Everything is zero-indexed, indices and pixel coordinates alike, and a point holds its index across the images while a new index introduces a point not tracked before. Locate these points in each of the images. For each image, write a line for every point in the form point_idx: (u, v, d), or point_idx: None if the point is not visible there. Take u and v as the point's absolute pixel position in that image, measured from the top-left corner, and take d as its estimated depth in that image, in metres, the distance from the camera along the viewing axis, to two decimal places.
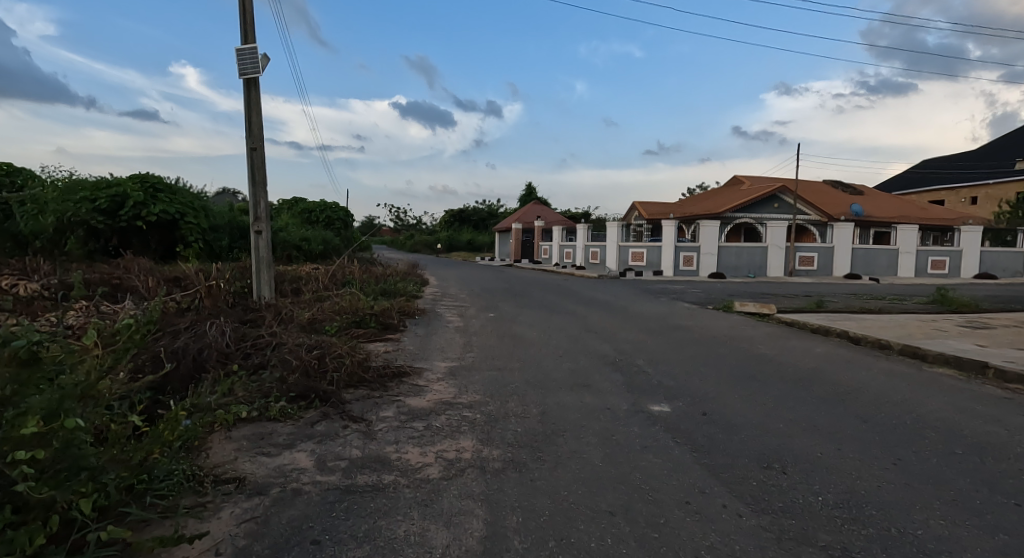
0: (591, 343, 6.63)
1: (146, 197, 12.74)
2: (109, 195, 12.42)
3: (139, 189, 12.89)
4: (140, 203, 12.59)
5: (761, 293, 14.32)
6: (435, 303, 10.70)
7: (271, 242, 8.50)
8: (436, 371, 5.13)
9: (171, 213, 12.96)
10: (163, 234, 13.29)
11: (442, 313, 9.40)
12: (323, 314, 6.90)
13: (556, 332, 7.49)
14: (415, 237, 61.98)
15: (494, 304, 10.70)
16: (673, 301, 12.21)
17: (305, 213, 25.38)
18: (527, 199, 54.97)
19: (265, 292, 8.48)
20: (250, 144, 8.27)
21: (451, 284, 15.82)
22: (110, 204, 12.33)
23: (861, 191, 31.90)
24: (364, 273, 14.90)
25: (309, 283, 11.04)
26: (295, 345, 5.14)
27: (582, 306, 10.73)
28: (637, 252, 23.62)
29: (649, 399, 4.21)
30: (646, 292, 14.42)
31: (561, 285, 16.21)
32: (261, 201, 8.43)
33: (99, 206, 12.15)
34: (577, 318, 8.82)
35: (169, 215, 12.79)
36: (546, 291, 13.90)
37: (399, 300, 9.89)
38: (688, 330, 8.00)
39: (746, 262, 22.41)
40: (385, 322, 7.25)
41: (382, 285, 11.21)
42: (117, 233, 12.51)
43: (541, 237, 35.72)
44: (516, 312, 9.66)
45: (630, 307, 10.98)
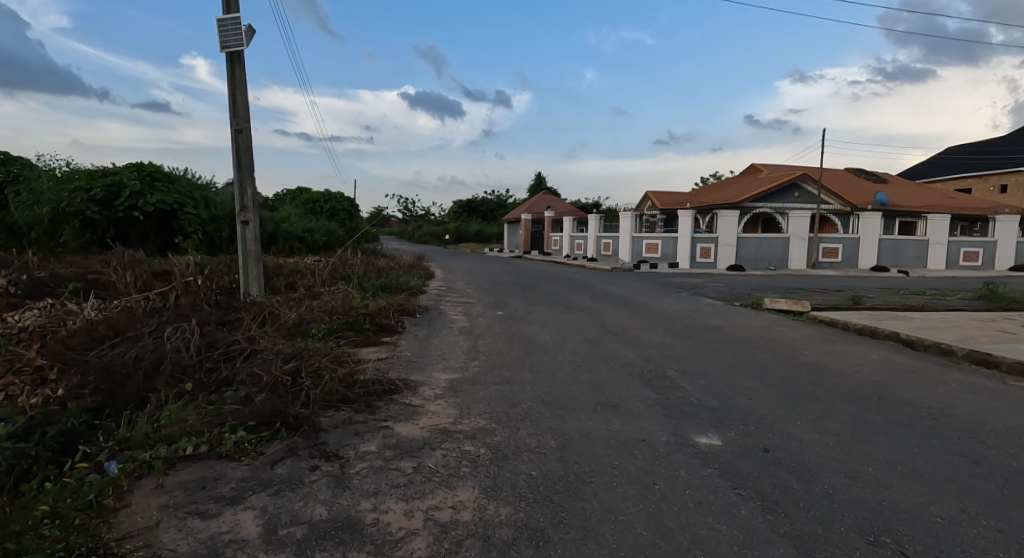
0: (612, 348, 5.87)
1: (144, 185, 12.10)
2: (105, 184, 11.76)
3: (136, 177, 12.23)
4: (137, 192, 11.84)
5: (787, 287, 13.42)
6: (439, 300, 9.95)
7: (259, 234, 7.79)
8: (433, 386, 4.38)
9: (171, 203, 12.19)
10: (162, 225, 12.50)
11: (446, 311, 8.65)
12: (311, 315, 6.19)
13: (571, 333, 6.72)
14: (423, 228, 61.31)
15: (503, 301, 9.93)
16: (695, 297, 11.37)
17: (309, 204, 24.70)
18: (536, 189, 53.96)
19: (254, 289, 7.80)
20: (234, 126, 7.53)
21: (457, 278, 15.04)
22: (107, 193, 11.68)
23: (885, 180, 30.69)
24: (367, 266, 14.16)
25: (304, 278, 10.32)
26: (270, 355, 4.39)
27: (598, 302, 9.93)
28: (652, 243, 22.71)
29: (691, 427, 3.44)
30: (664, 286, 13.60)
31: (574, 278, 15.40)
32: (247, 188, 7.70)
33: (95, 196, 11.47)
34: (594, 317, 8.04)
35: (168, 205, 12.08)
36: (558, 285, 13.09)
37: (400, 297, 9.16)
38: (718, 331, 7.20)
39: (766, 254, 21.47)
40: (380, 323, 6.51)
41: (383, 281, 10.47)
42: (113, 224, 11.85)
43: (551, 228, 34.84)
44: (527, 309, 8.89)
45: (650, 303, 10.17)
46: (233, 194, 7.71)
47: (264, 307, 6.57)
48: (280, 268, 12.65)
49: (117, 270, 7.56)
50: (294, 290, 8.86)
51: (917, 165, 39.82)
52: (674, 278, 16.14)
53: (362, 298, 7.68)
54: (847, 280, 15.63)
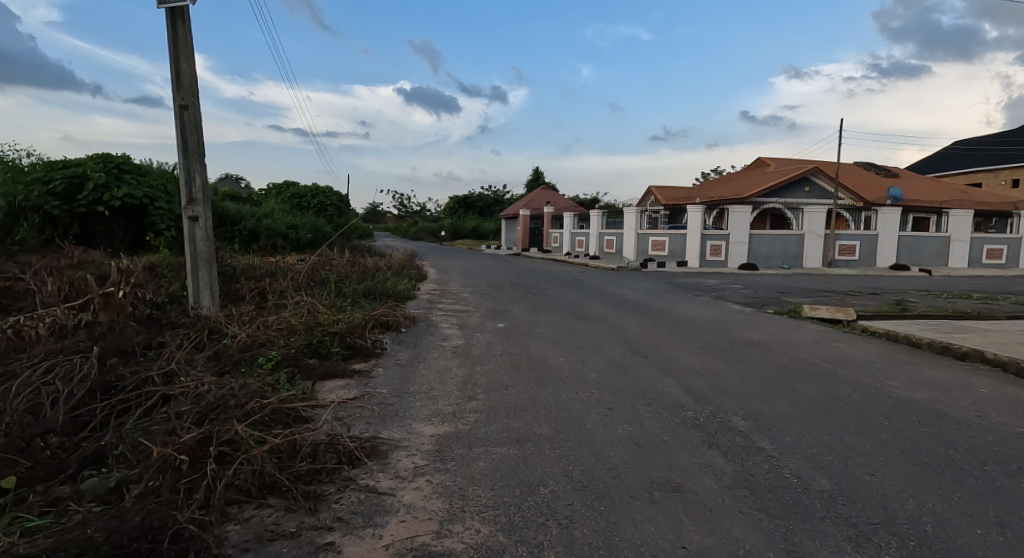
0: (647, 377, 4.61)
1: (110, 177, 10.74)
2: (65, 175, 10.32)
3: (101, 169, 10.82)
4: (102, 185, 10.45)
5: (815, 289, 12.16)
6: (429, 309, 8.62)
7: (210, 233, 6.56)
8: (413, 450, 3.10)
9: (140, 197, 10.76)
10: (131, 220, 11.06)
11: (437, 324, 7.34)
12: (265, 337, 4.91)
13: (590, 355, 5.44)
14: (418, 225, 59.88)
15: (503, 309, 8.63)
16: (719, 302, 10.09)
17: (295, 199, 23.32)
18: (533, 184, 52.57)
19: (204, 301, 6.55)
20: (178, 100, 6.21)
21: (452, 280, 13.70)
22: (68, 186, 10.25)
23: (897, 173, 29.45)
24: (352, 267, 12.80)
25: (274, 282, 9.02)
26: (180, 409, 3.12)
27: (612, 310, 8.64)
28: (658, 240, 21.46)
29: (817, 547, 2.17)
30: (679, 288, 12.33)
31: (579, 280, 14.11)
32: (195, 178, 6.39)
33: (54, 189, 10.05)
34: (612, 331, 6.78)
35: (138, 200, 10.69)
36: (564, 288, 11.78)
37: (381, 306, 7.88)
38: (766, 350, 5.93)
39: (779, 252, 20.14)
40: (353, 344, 5.23)
41: (366, 286, 9.17)
42: (78, 220, 10.43)
43: (550, 224, 33.53)
44: (532, 320, 7.59)
45: (671, 310, 8.89)
46: (179, 183, 6.41)
47: (209, 324, 5.28)
48: (254, 270, 11.33)
49: (37, 276, 6.24)
50: (257, 298, 7.61)
51: (927, 159, 38.56)
52: (686, 278, 14.87)
53: (334, 309, 6.40)
54: (874, 281, 14.38)
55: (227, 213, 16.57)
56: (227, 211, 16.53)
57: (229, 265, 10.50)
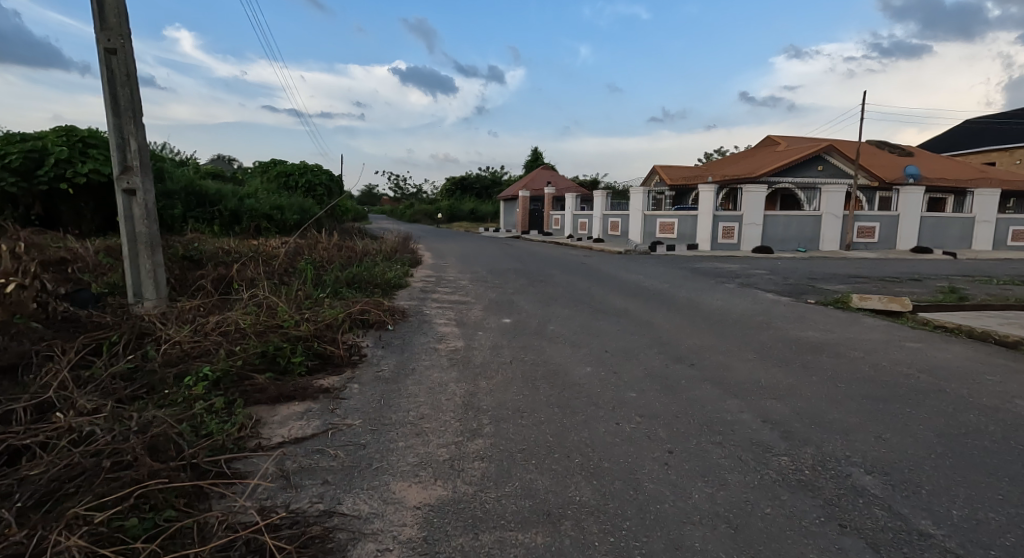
0: (704, 398, 3.50)
1: (74, 152, 9.31)
2: (22, 149, 8.81)
3: (64, 142, 9.36)
4: (65, 160, 9.06)
5: (848, 274, 11.02)
6: (422, 300, 7.48)
7: (151, 210, 5.55)
8: (387, 542, 2.00)
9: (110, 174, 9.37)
10: (99, 199, 9.71)
11: (430, 320, 6.21)
12: (205, 345, 3.85)
13: (622, 364, 4.33)
14: (414, 207, 58.54)
15: (508, 301, 7.50)
16: (747, 291, 8.97)
17: (282, 177, 22.10)
18: (532, 166, 51.14)
19: (149, 295, 5.58)
20: (103, 42, 5.20)
21: (449, 266, 12.53)
22: (26, 161, 8.75)
23: (913, 151, 28.14)
24: (338, 251, 11.62)
25: (243, 269, 7.90)
26: (25, 477, 2.06)
27: (632, 302, 7.53)
28: (666, 222, 20.32)
29: None
30: (699, 275, 11.21)
31: (586, 265, 12.99)
32: (130, 141, 5.38)
33: (9, 163, 8.54)
34: (637, 329, 5.69)
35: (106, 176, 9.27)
36: (572, 275, 10.64)
37: (364, 299, 6.81)
38: (833, 352, 4.79)
39: (794, 234, 19.02)
40: (321, 351, 4.13)
41: (350, 274, 8.05)
42: (39, 199, 9.02)
43: (551, 206, 32.31)
44: (541, 315, 6.48)
45: (699, 302, 7.76)
46: (110, 150, 5.38)
47: (138, 325, 4.21)
48: (225, 254, 10.17)
49: None
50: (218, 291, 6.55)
51: (941, 135, 37.16)
52: (702, 264, 13.74)
53: (304, 307, 5.29)
54: (905, 265, 13.24)
55: (206, 192, 15.33)
56: (206, 190, 15.28)
57: (197, 248, 9.36)
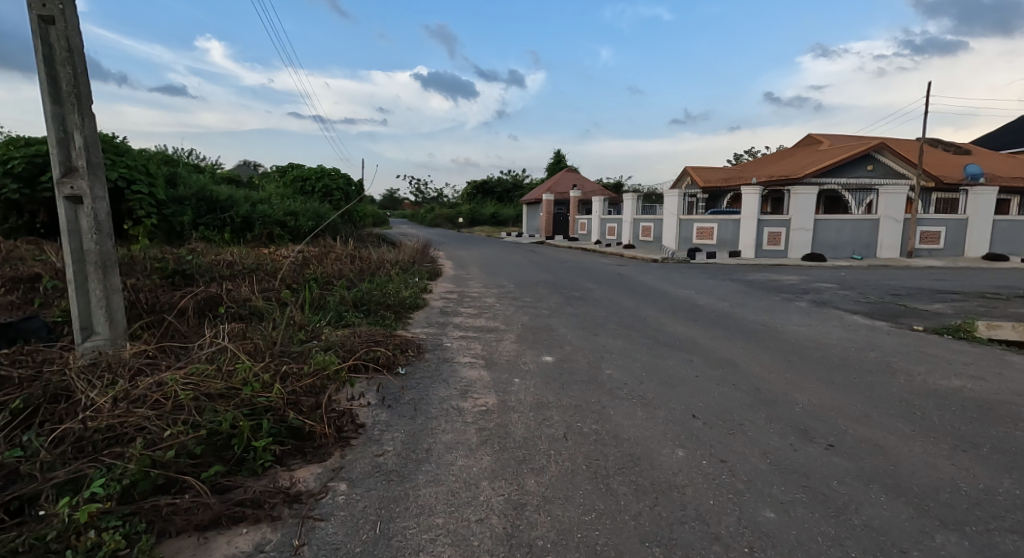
0: (894, 528, 2.17)
1: None
2: (27, 153, 7.64)
3: None
4: None
5: (936, 289, 9.46)
6: (442, 328, 6.25)
7: (102, 222, 4.43)
8: None
9: None
10: None
11: (452, 358, 4.96)
12: (129, 424, 2.67)
13: (726, 442, 3.02)
14: (435, 212, 57.70)
15: (545, 329, 6.20)
16: (826, 312, 7.54)
17: (298, 182, 21.20)
18: (555, 168, 49.88)
19: (99, 329, 4.45)
20: (36, 8, 4.09)
21: (472, 278, 11.32)
22: (30, 167, 7.59)
23: (969, 149, 26.05)
24: (349, 262, 10.50)
25: (233, 288, 6.85)
26: None
27: (695, 330, 6.18)
28: (704, 227, 18.84)
29: None
30: (757, 289, 9.79)
31: (624, 277, 11.67)
32: (74, 136, 4.27)
33: (12, 169, 7.41)
34: (720, 374, 4.36)
35: None
36: (612, 290, 9.33)
37: (366, 329, 5.62)
38: (1018, 419, 3.38)
39: (848, 239, 17.36)
40: (297, 427, 2.93)
41: (357, 294, 6.89)
42: (46, 206, 7.82)
43: (577, 210, 30.98)
44: (591, 350, 5.19)
45: (777, 328, 6.37)
46: (48, 147, 4.25)
47: (50, 386, 3.06)
48: (225, 267, 9.12)
49: None
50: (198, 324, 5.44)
51: (995, 130, 34.74)
52: (754, 274, 12.27)
53: (289, 350, 4.09)
54: (990, 276, 11.58)
55: (218, 198, 14.33)
56: (217, 195, 14.20)
57: (192, 261, 8.29)
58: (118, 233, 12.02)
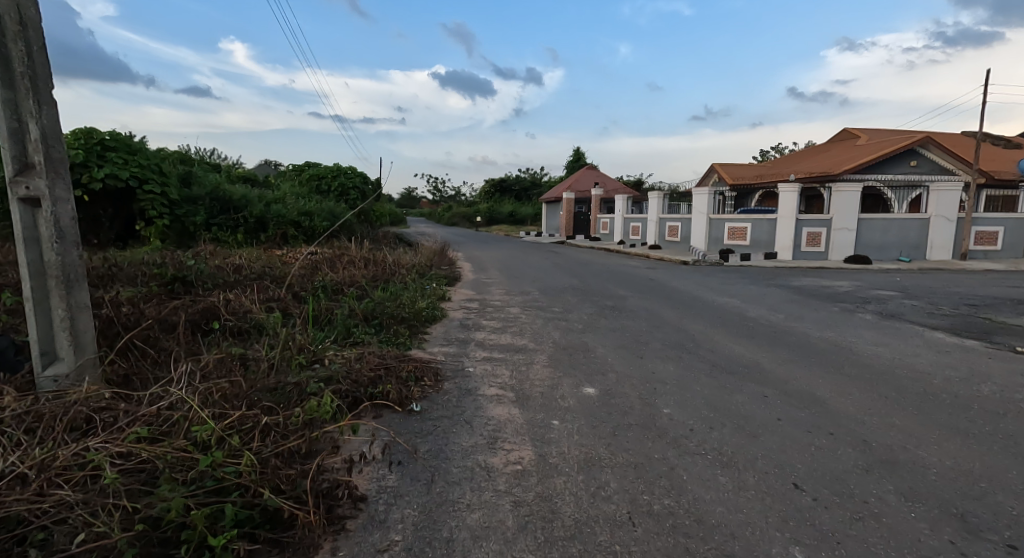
0: None
1: None
2: None
3: None
4: None
5: (1014, 298, 8.45)
6: (463, 347, 5.51)
7: (64, 229, 3.74)
8: None
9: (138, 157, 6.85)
10: None
11: (476, 389, 4.20)
12: (37, 516, 1.94)
13: (858, 533, 2.22)
14: (452, 210, 57.15)
15: (581, 349, 5.42)
16: (899, 326, 6.64)
17: (314, 181, 20.66)
18: (574, 166, 48.94)
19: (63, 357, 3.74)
20: None
21: (494, 284, 10.59)
22: None
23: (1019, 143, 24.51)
24: (363, 266, 9.83)
25: (233, 300, 6.19)
26: None
27: (755, 351, 5.33)
28: (737, 227, 17.83)
29: None
30: (810, 298, 8.88)
31: (657, 283, 10.83)
32: (29, 126, 3.58)
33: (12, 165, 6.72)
34: (806, 415, 3.54)
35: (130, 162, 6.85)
36: (648, 299, 8.51)
37: (373, 350, 4.91)
38: None
39: (895, 240, 16.25)
40: (273, 512, 2.19)
41: (368, 306, 6.20)
42: None
43: (599, 208, 30.06)
44: (639, 379, 4.41)
45: (850, 348, 5.51)
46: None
47: None
48: (231, 272, 8.52)
49: None
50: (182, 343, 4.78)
51: None
52: (799, 280, 11.33)
53: (278, 393, 3.38)
54: None
55: (231, 197, 13.77)
56: (230, 195, 13.64)
57: (195, 266, 7.69)
58: (129, 234, 11.54)
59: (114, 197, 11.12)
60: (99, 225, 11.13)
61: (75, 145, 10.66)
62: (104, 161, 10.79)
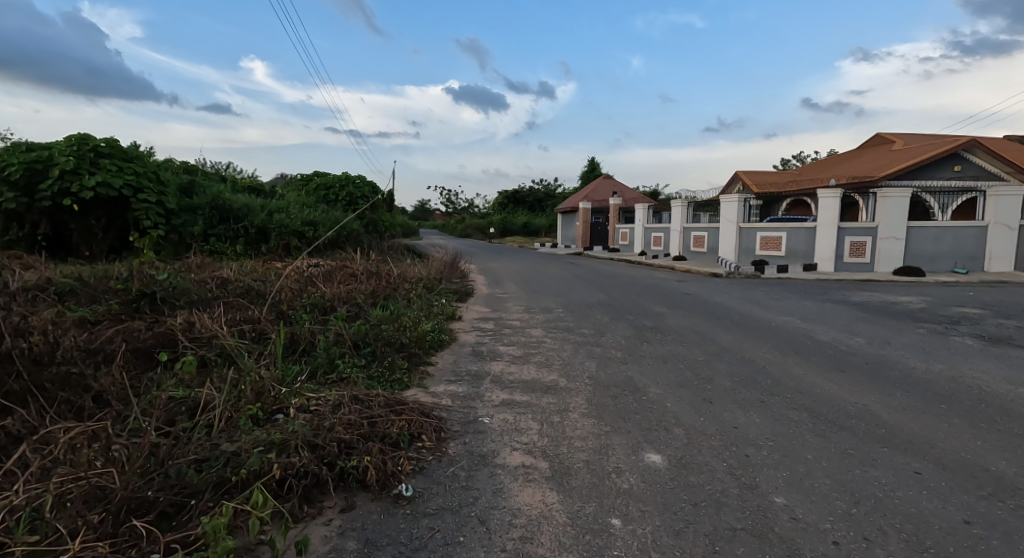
0: None
1: None
2: None
3: None
4: None
5: None
6: (475, 385, 4.33)
7: None
8: None
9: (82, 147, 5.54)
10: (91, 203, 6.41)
11: (493, 457, 3.01)
12: None
13: None
14: (465, 222, 56.15)
15: (628, 388, 4.20)
16: (1017, 354, 5.35)
17: (321, 191, 19.66)
18: (590, 176, 47.79)
19: None
20: None
21: (511, 300, 9.40)
22: None
23: None
24: (364, 280, 8.67)
25: (194, 326, 5.06)
26: None
27: (856, 391, 4.07)
28: (770, 236, 16.49)
29: None
30: (882, 316, 7.57)
31: (694, 298, 9.57)
32: None
33: None
34: (1002, 514, 2.31)
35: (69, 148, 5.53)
36: (692, 318, 7.26)
37: (353, 391, 3.79)
38: None
39: (949, 250, 14.81)
40: None
41: (358, 331, 5.03)
42: None
43: (617, 218, 28.77)
44: (719, 440, 3.18)
45: (978, 387, 4.23)
46: None
47: None
48: (212, 288, 7.42)
49: None
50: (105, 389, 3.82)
51: None
52: (856, 294, 9.99)
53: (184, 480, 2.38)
54: None
55: (231, 205, 12.46)
56: (230, 203, 12.37)
57: (165, 281, 6.57)
58: (125, 246, 10.22)
59: (108, 205, 9.82)
60: (91, 236, 9.87)
61: (65, 150, 9.51)
62: (96, 168, 9.63)
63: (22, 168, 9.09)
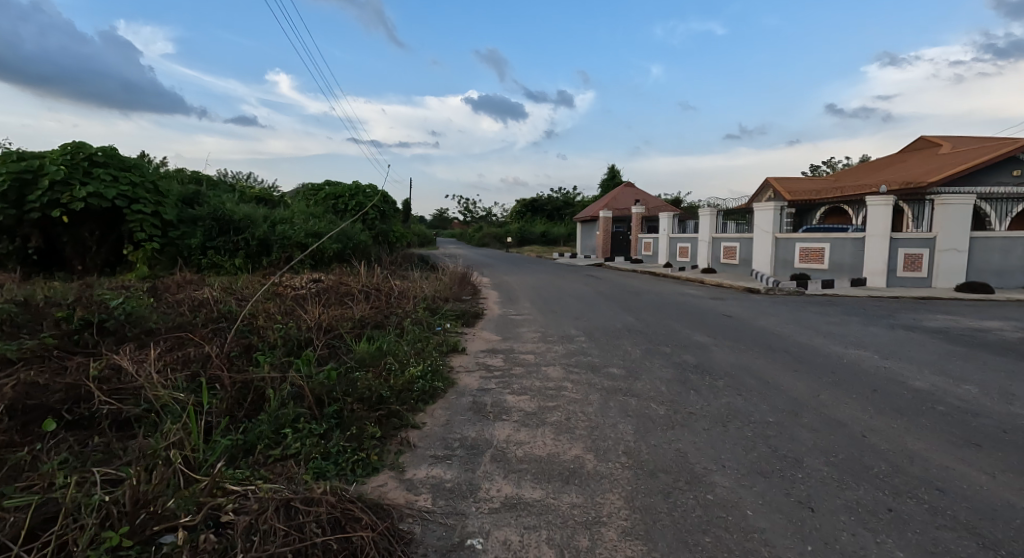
0: None
1: None
2: None
3: None
4: None
5: None
6: (470, 469, 3.13)
7: None
8: None
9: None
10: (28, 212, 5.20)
11: None
12: None
13: None
14: (481, 231, 55.13)
15: (684, 478, 2.97)
16: None
17: (329, 200, 18.70)
18: (609, 183, 46.51)
19: None
20: None
21: (525, 324, 8.21)
22: None
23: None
24: (357, 301, 7.54)
25: (116, 374, 3.91)
26: None
27: (1021, 493, 2.79)
28: (812, 248, 15.04)
29: None
30: (977, 349, 6.21)
31: (737, 322, 8.25)
32: None
33: None
34: None
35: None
36: (743, 352, 5.98)
37: (287, 487, 2.66)
38: None
39: (1017, 263, 13.29)
40: None
41: (321, 384, 3.85)
42: None
43: (640, 227, 27.41)
44: None
45: None
46: None
47: None
48: (179, 313, 6.31)
49: None
50: None
51: None
52: (926, 317, 8.58)
53: None
54: None
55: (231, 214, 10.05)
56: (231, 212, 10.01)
57: (117, 309, 5.48)
58: (120, 260, 9.18)
59: (101, 217, 8.82)
60: (84, 249, 8.84)
61: (57, 159, 8.50)
62: (89, 178, 8.63)
63: (9, 178, 8.11)
